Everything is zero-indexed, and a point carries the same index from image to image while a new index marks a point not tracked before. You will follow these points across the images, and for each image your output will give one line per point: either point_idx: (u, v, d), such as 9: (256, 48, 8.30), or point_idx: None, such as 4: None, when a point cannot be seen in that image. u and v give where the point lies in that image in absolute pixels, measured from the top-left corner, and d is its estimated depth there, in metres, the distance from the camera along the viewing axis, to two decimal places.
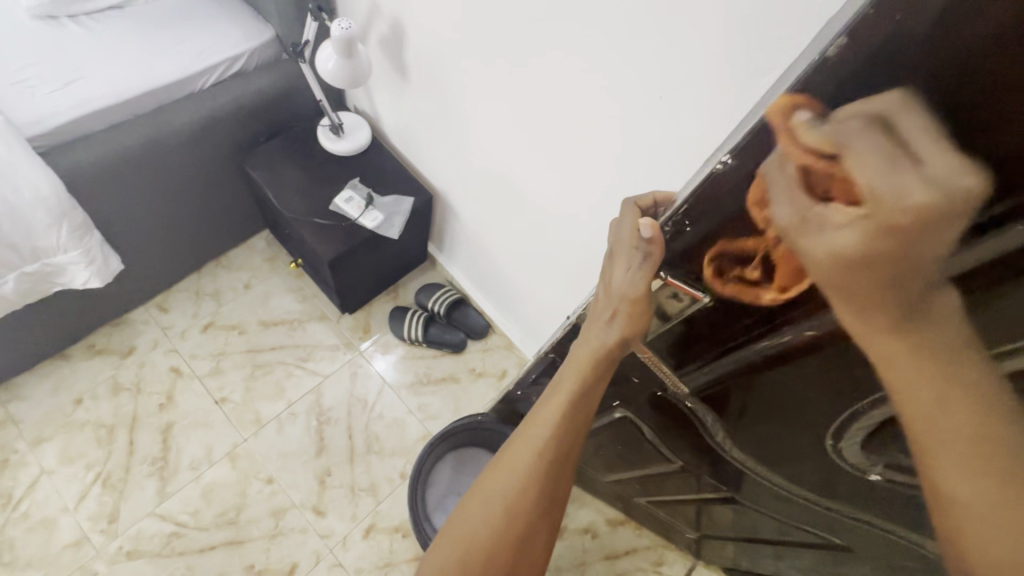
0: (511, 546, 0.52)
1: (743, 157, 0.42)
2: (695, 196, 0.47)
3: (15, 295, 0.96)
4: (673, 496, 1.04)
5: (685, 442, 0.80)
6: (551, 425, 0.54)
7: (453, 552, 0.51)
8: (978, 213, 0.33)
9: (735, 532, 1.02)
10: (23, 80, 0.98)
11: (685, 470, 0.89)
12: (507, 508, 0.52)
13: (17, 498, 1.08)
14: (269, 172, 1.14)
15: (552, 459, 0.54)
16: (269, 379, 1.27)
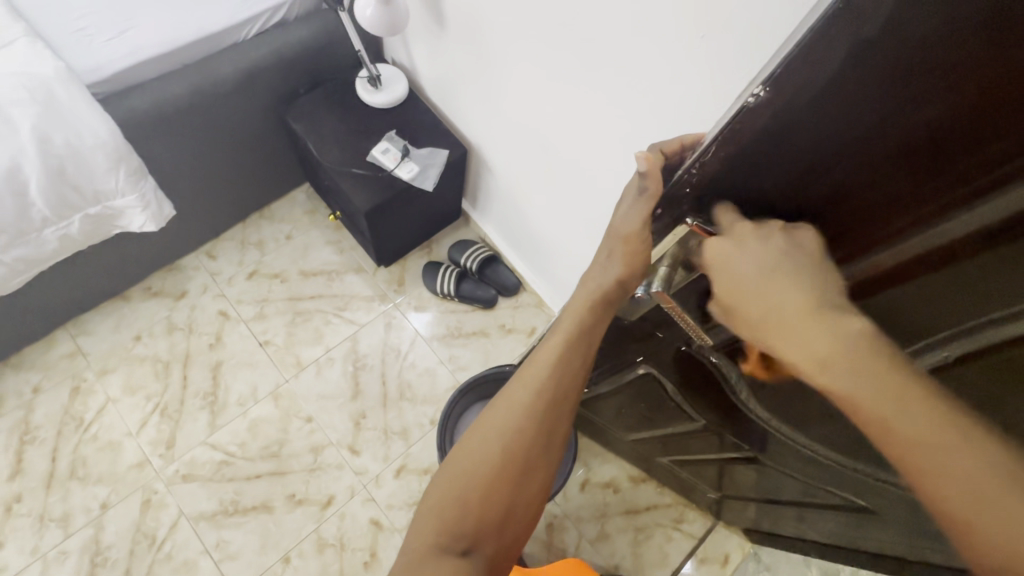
0: (510, 482, 0.50)
1: (776, 92, 0.36)
2: (719, 138, 0.41)
3: (81, 235, 1.03)
4: (696, 456, 1.04)
5: (708, 400, 0.80)
6: (550, 364, 0.53)
7: (451, 489, 0.50)
8: (981, 172, 0.30)
9: (757, 494, 1.02)
10: (81, 28, 1.02)
11: (707, 429, 0.89)
12: (506, 444, 0.51)
13: (88, 421, 1.19)
14: (309, 124, 1.17)
15: (551, 397, 0.52)
16: (309, 325, 1.34)
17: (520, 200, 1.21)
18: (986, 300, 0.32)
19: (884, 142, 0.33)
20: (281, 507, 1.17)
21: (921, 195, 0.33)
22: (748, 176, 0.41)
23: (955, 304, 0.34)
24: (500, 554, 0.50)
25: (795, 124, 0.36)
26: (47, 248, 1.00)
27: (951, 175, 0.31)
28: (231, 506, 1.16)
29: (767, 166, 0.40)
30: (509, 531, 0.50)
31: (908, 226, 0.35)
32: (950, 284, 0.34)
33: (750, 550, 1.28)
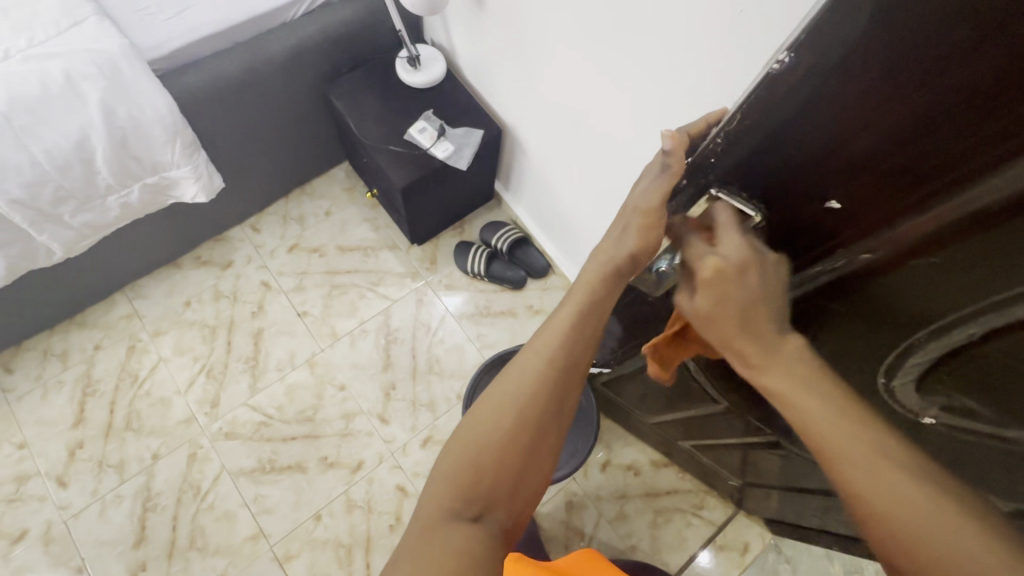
0: (521, 449, 0.52)
1: (798, 58, 0.36)
2: (745, 103, 0.42)
3: (139, 203, 1.11)
4: (719, 441, 1.05)
5: (732, 381, 0.80)
6: (560, 336, 0.54)
7: (464, 456, 0.52)
8: (986, 149, 0.31)
9: (780, 482, 1.01)
10: (143, 7, 1.08)
11: (731, 412, 0.90)
12: (520, 413, 0.52)
13: (142, 377, 1.28)
14: (350, 102, 1.21)
15: (561, 370, 0.54)
16: (344, 298, 1.39)
17: (552, 182, 1.22)
18: (1006, 263, 0.33)
19: (898, 115, 0.34)
20: (314, 468, 1.24)
21: (937, 165, 0.34)
22: (775, 145, 0.42)
23: (979, 267, 0.35)
24: (513, 518, 0.52)
25: (815, 90, 0.37)
26: (109, 214, 1.08)
27: (964, 147, 0.32)
28: (268, 464, 1.23)
29: (790, 136, 0.41)
30: (519, 497, 0.52)
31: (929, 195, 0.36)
32: (974, 249, 0.35)
33: (770, 541, 1.28)
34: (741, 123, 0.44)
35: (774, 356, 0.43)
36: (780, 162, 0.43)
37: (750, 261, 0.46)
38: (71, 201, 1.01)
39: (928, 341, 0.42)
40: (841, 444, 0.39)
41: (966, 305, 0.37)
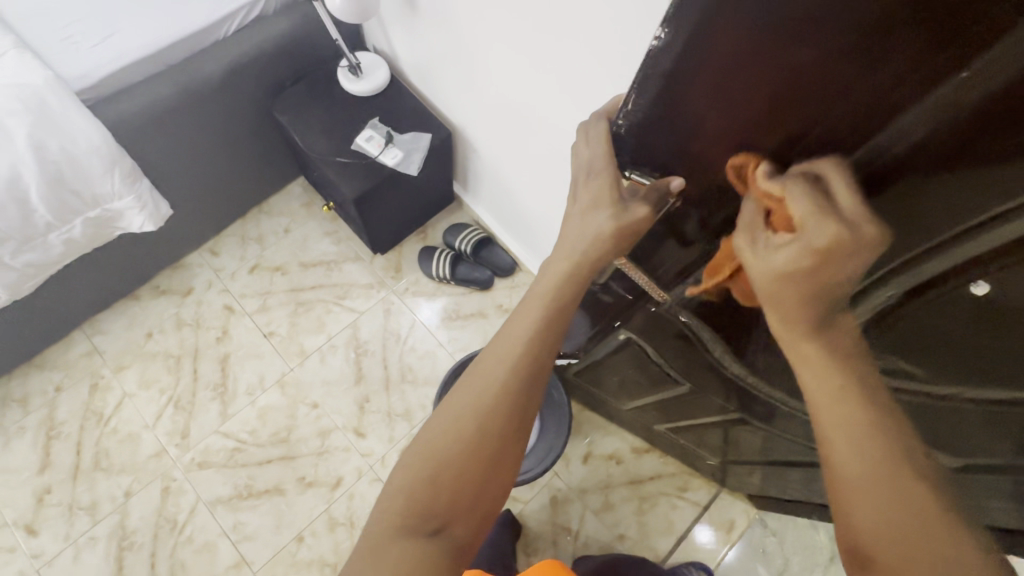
0: (482, 461, 0.50)
1: (675, 33, 0.36)
2: (636, 84, 0.42)
3: (84, 238, 1.08)
4: (693, 420, 1.05)
5: (691, 360, 0.80)
6: (522, 342, 0.52)
7: (421, 469, 0.51)
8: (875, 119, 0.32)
9: (759, 456, 1.02)
10: (67, 37, 1.03)
11: (695, 390, 0.91)
12: (479, 423, 0.51)
13: (107, 415, 1.25)
14: (295, 116, 1.18)
15: (522, 379, 0.52)
16: (310, 315, 1.37)
17: (505, 179, 1.22)
18: (918, 209, 0.34)
19: (783, 89, 0.34)
20: (292, 489, 1.22)
21: (824, 134, 0.34)
22: (690, 133, 0.42)
23: (893, 217, 0.35)
24: (473, 531, 0.51)
25: (698, 66, 0.36)
26: (53, 252, 1.05)
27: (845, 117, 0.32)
28: (245, 489, 1.21)
29: (694, 123, 0.41)
30: (475, 514, 0.51)
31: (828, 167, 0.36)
32: (886, 205, 0.35)
33: (756, 516, 1.29)
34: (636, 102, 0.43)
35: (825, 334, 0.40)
36: (681, 140, 0.43)
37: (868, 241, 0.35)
38: (10, 243, 0.99)
39: (854, 305, 0.43)
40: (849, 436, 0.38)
41: (889, 263, 0.39)
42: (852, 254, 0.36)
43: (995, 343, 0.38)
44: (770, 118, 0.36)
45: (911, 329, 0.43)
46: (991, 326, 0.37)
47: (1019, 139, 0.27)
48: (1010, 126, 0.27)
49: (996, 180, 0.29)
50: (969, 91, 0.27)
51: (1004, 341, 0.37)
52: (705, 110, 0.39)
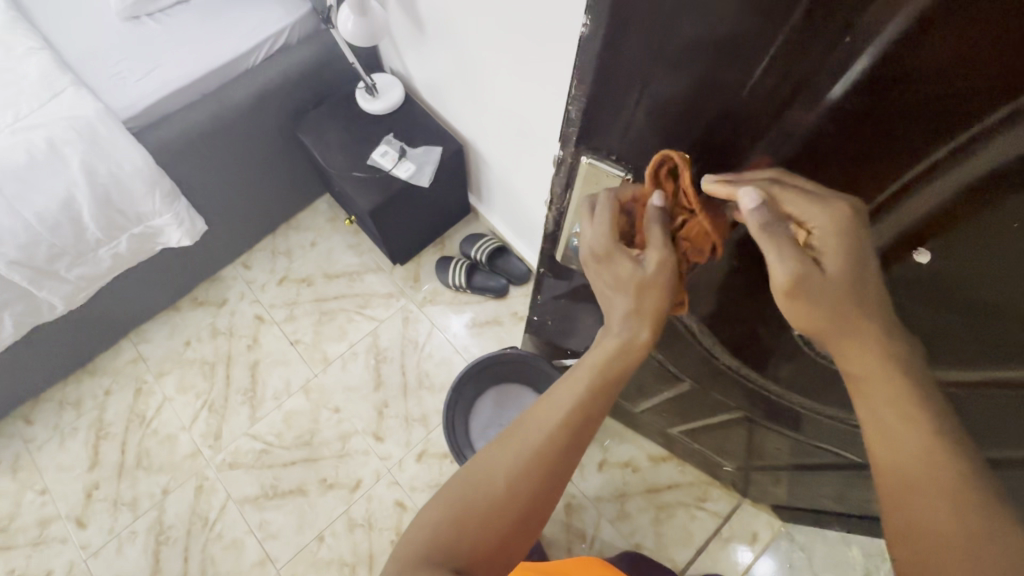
0: (515, 514, 0.52)
1: (596, 31, 0.45)
2: (575, 79, 0.51)
3: (129, 252, 1.18)
4: (703, 420, 1.06)
5: (683, 347, 0.85)
6: (568, 410, 0.55)
7: (456, 502, 0.52)
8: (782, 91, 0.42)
9: (770, 457, 1.02)
10: (117, 72, 1.15)
11: (696, 385, 0.93)
12: (521, 471, 0.53)
13: (149, 417, 1.34)
14: (317, 136, 1.26)
15: (562, 449, 0.54)
16: (334, 324, 1.44)
17: (514, 188, 1.26)
18: (869, 166, 0.43)
19: (694, 70, 0.44)
20: (314, 490, 1.27)
21: (744, 103, 0.44)
22: (628, 116, 0.51)
23: (849, 174, 0.44)
24: None
25: (619, 61, 0.47)
26: (102, 265, 1.16)
27: (808, 59, 0.39)
28: (271, 489, 1.27)
29: (628, 107, 0.51)
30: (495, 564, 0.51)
31: (803, 111, 0.42)
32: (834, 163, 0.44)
33: (781, 529, 1.25)
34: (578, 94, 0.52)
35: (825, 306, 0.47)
36: (619, 124, 0.53)
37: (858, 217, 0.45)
38: (65, 257, 1.10)
39: None
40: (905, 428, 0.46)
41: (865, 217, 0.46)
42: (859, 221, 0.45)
43: (950, 294, 0.47)
44: (731, 72, 0.42)
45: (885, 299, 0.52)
46: (952, 293, 0.47)
47: (920, 91, 0.36)
48: (947, 29, 0.32)
49: (919, 132, 0.38)
50: (895, 19, 0.34)
51: (963, 309, 0.47)
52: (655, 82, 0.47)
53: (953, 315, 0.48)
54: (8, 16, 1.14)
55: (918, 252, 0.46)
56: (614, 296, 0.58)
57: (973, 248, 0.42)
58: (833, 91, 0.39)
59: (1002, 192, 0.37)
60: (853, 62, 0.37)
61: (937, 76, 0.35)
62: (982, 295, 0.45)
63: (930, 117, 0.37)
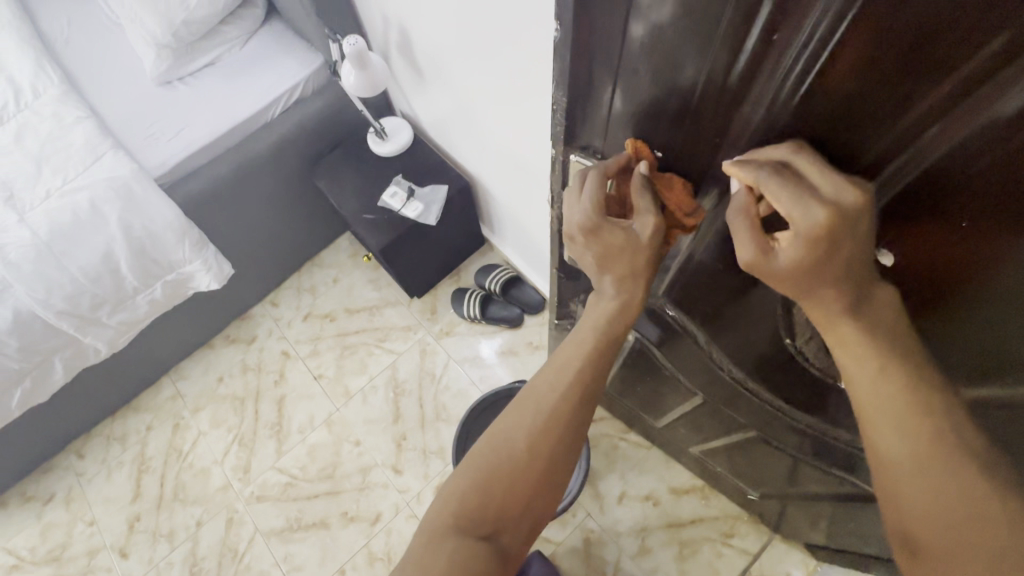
0: (540, 467, 0.54)
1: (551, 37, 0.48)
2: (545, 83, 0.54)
3: (164, 297, 1.27)
4: (718, 443, 1.03)
5: (686, 364, 0.86)
6: (575, 373, 0.57)
7: (480, 468, 0.54)
8: (734, 78, 0.41)
9: (789, 487, 0.97)
10: (151, 133, 1.25)
11: (705, 404, 0.93)
12: (539, 433, 0.55)
13: (185, 450, 1.42)
14: (332, 180, 1.33)
15: (575, 408, 0.56)
16: (354, 357, 1.49)
17: (521, 220, 1.27)
18: (852, 142, 0.39)
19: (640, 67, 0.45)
20: (336, 523, 1.30)
21: (697, 95, 0.44)
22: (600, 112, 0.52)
23: (830, 150, 0.40)
24: (517, 539, 0.54)
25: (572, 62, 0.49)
26: (139, 311, 1.25)
27: (747, 62, 0.39)
28: (296, 522, 1.31)
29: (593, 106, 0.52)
30: (522, 523, 0.54)
31: (751, 113, 0.42)
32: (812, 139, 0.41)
33: (816, 570, 1.17)
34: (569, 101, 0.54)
35: (815, 294, 0.43)
36: (588, 121, 0.54)
37: (862, 211, 0.40)
38: (106, 305, 1.19)
39: None
40: (885, 414, 0.43)
41: None
42: (853, 223, 0.40)
43: (958, 293, 0.42)
44: (681, 71, 0.43)
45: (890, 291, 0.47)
46: (959, 292, 0.42)
47: (885, 61, 0.33)
48: (870, 18, 0.32)
49: (897, 103, 0.35)
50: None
51: (976, 312, 0.42)
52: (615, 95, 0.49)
53: (937, 320, 0.45)
54: (60, 89, 1.27)
55: (880, 256, 0.45)
56: (604, 263, 0.56)
57: (934, 240, 0.41)
58: (771, 93, 0.40)
59: (944, 177, 0.37)
60: (784, 62, 0.37)
61: (893, 55, 0.33)
62: (958, 293, 0.42)
63: (857, 111, 0.37)
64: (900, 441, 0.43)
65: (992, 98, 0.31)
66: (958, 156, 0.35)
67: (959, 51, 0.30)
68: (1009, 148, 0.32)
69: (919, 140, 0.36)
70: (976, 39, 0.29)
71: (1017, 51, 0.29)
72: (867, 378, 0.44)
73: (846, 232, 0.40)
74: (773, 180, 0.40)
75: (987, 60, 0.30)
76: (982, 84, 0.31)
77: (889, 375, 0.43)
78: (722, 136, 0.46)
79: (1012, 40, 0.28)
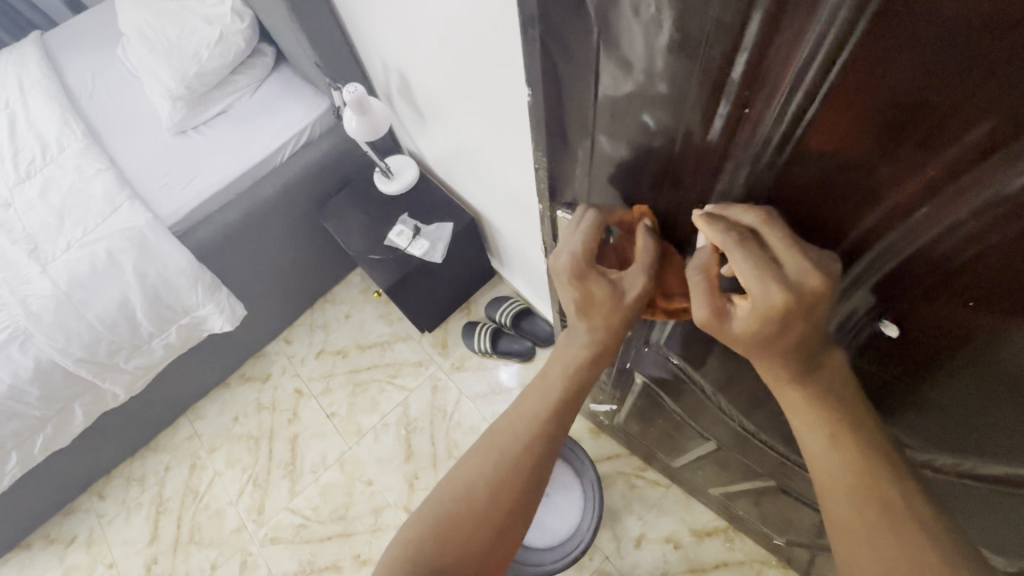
0: (506, 508, 0.51)
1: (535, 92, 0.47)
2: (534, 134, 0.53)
3: (178, 340, 1.29)
4: (737, 485, 0.99)
5: (696, 406, 0.83)
6: (542, 413, 0.55)
7: (439, 514, 0.51)
8: (713, 141, 0.41)
9: (814, 535, 0.92)
10: (166, 182, 1.29)
11: (720, 447, 0.90)
12: (501, 478, 0.52)
13: (202, 491, 1.43)
14: (339, 220, 1.34)
15: (539, 452, 0.54)
16: (366, 394, 1.48)
17: (528, 255, 1.26)
18: (841, 204, 0.38)
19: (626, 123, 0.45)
20: (349, 567, 1.28)
21: (679, 153, 0.44)
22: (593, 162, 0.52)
23: (820, 210, 0.39)
24: None
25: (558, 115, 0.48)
26: (155, 355, 1.27)
27: (718, 132, 0.40)
28: (308, 565, 1.30)
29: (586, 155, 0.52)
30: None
31: (732, 175, 0.43)
32: (800, 199, 0.40)
33: None
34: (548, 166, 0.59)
35: (770, 359, 0.45)
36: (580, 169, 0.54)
37: (824, 294, 0.40)
38: (123, 351, 1.22)
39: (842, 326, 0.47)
40: (831, 477, 0.45)
41: (855, 259, 0.41)
42: (811, 308, 0.40)
43: (962, 364, 0.40)
44: (666, 123, 0.42)
45: (892, 355, 0.45)
46: (964, 364, 0.40)
47: (863, 127, 0.32)
48: (843, 85, 0.31)
49: (881, 168, 0.34)
50: (794, 61, 0.32)
51: (983, 386, 0.40)
52: (602, 146, 0.49)
53: (954, 393, 0.43)
54: (82, 144, 1.32)
55: (884, 326, 0.44)
56: (583, 316, 0.55)
57: (936, 315, 0.39)
58: (752, 160, 0.40)
59: (940, 254, 0.35)
60: (760, 131, 0.38)
61: (871, 123, 0.32)
62: (968, 372, 0.40)
63: (844, 184, 0.36)
64: (839, 501, 0.44)
65: (979, 182, 0.30)
66: (951, 237, 0.34)
67: (940, 134, 0.30)
68: (1003, 234, 0.31)
69: (911, 215, 0.35)
70: (956, 125, 0.29)
71: (1001, 139, 0.28)
72: (818, 445, 0.45)
73: (804, 311, 0.41)
74: (738, 254, 0.41)
75: (969, 134, 0.28)
76: (968, 168, 0.30)
77: (840, 444, 0.45)
78: (707, 197, 0.46)
79: (994, 128, 0.27)
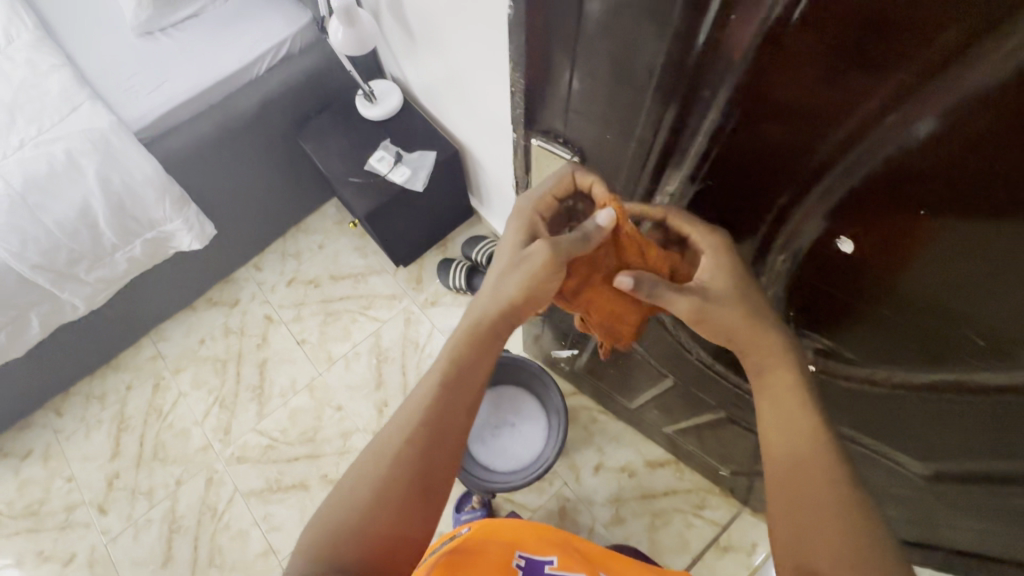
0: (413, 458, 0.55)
1: None
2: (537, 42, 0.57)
3: (144, 255, 1.25)
4: (692, 421, 1.04)
5: (660, 344, 0.88)
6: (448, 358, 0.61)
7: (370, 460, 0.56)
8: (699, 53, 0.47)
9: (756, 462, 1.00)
10: (130, 86, 1.21)
11: (676, 384, 0.95)
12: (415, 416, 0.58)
13: (166, 411, 1.42)
14: (318, 142, 1.30)
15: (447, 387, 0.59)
16: (338, 324, 1.48)
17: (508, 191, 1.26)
18: (823, 115, 0.43)
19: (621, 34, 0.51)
20: (315, 485, 1.32)
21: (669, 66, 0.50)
22: (584, 76, 0.59)
23: (803, 124, 0.44)
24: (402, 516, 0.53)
25: None
26: (119, 268, 1.23)
27: (703, 43, 0.46)
28: (275, 483, 1.32)
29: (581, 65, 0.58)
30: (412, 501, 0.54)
31: (713, 87, 0.49)
32: (787, 111, 0.45)
33: None
34: (537, 79, 0.65)
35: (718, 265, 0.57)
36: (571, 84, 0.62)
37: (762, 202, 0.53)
38: (84, 261, 1.17)
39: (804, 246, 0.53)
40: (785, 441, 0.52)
41: (826, 177, 0.46)
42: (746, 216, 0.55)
43: (904, 271, 0.46)
44: None
45: (842, 272, 0.51)
46: (906, 270, 0.46)
47: (855, 34, 0.37)
48: None
49: (864, 75, 0.39)
50: None
51: (921, 288, 0.46)
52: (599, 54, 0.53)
53: (894, 302, 0.49)
54: (35, 36, 1.22)
55: (841, 242, 0.49)
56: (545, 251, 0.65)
57: (890, 223, 0.44)
58: (737, 69, 0.45)
59: (904, 162, 0.41)
60: (745, 38, 0.43)
61: (862, 29, 0.36)
62: (910, 278, 0.46)
63: (829, 93, 0.41)
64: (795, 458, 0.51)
65: (953, 81, 0.35)
66: (916, 143, 0.39)
67: (920, 36, 0.34)
68: (962, 133, 0.36)
69: (883, 124, 0.40)
70: (933, 25, 0.33)
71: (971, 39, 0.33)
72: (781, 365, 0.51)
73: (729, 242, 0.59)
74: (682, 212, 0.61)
75: (945, 35, 0.33)
76: (941, 71, 0.35)
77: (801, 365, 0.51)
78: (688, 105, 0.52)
79: (969, 26, 0.32)
